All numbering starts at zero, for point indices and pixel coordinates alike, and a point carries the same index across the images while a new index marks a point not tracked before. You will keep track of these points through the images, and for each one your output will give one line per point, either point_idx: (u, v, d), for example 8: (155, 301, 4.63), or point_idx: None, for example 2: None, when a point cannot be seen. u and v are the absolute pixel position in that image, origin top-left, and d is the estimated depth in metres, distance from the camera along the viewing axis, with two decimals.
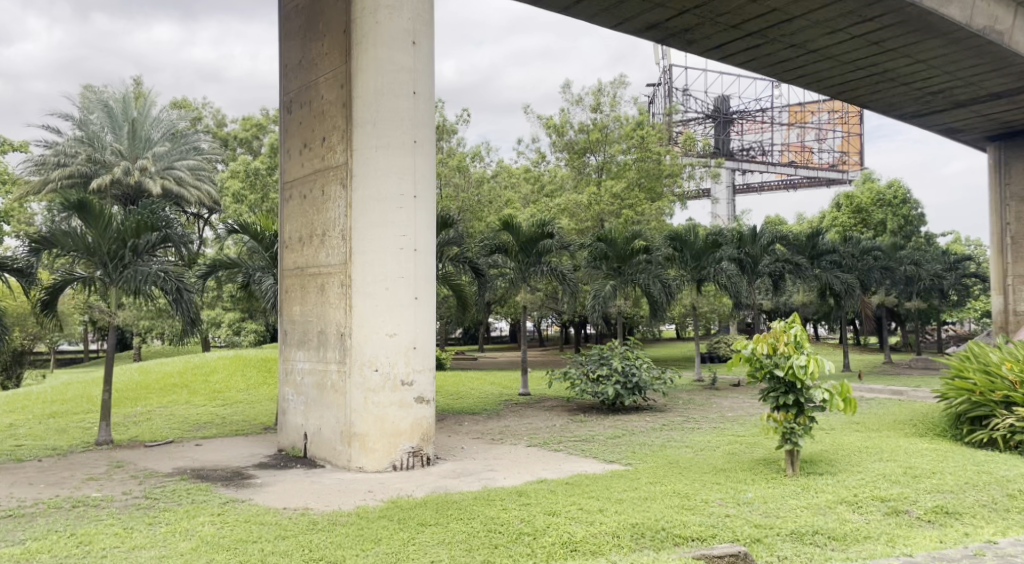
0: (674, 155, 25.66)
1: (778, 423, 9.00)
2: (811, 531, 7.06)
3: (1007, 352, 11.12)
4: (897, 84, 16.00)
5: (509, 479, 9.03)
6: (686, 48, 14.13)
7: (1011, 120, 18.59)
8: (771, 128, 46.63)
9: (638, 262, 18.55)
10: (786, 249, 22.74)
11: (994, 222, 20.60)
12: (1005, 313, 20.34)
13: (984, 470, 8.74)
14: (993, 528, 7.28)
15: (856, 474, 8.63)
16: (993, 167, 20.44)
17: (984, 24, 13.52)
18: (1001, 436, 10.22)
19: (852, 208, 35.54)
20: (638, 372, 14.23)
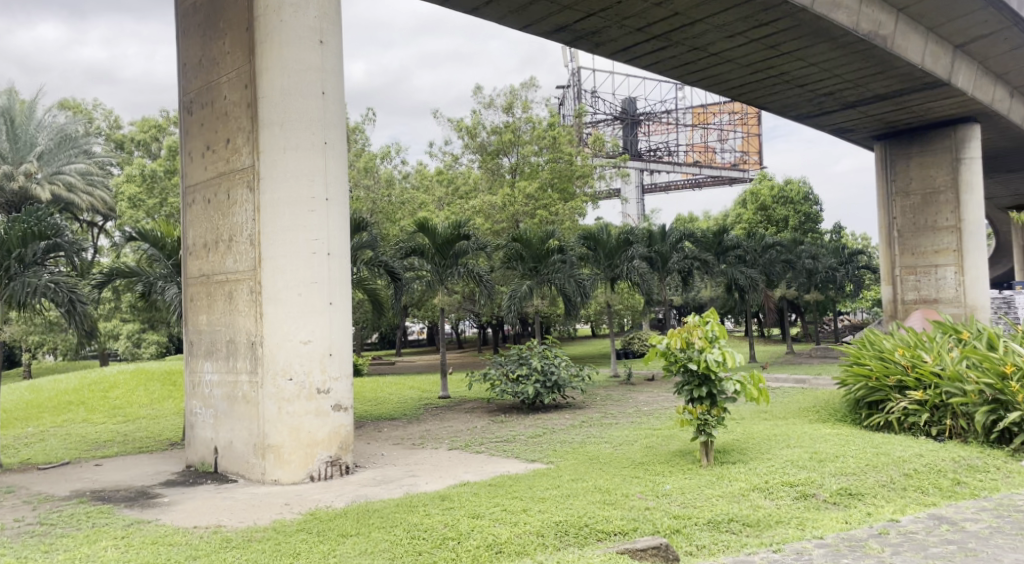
0: (584, 157, 25.90)
1: (693, 415, 9.04)
2: (728, 518, 7.11)
3: (898, 339, 11.68)
4: (792, 85, 16.52)
5: (431, 484, 8.81)
6: (594, 50, 14.21)
7: (897, 123, 19.41)
8: (676, 129, 48.06)
9: (553, 262, 18.51)
10: (694, 246, 23.25)
11: (882, 217, 20.83)
12: (893, 302, 20.75)
13: (884, 452, 9.00)
14: (894, 507, 7.49)
15: (767, 462, 8.78)
16: (881, 165, 20.88)
17: (869, 30, 14.08)
18: (895, 419, 10.59)
19: (757, 205, 36.59)
20: (557, 371, 14.25)
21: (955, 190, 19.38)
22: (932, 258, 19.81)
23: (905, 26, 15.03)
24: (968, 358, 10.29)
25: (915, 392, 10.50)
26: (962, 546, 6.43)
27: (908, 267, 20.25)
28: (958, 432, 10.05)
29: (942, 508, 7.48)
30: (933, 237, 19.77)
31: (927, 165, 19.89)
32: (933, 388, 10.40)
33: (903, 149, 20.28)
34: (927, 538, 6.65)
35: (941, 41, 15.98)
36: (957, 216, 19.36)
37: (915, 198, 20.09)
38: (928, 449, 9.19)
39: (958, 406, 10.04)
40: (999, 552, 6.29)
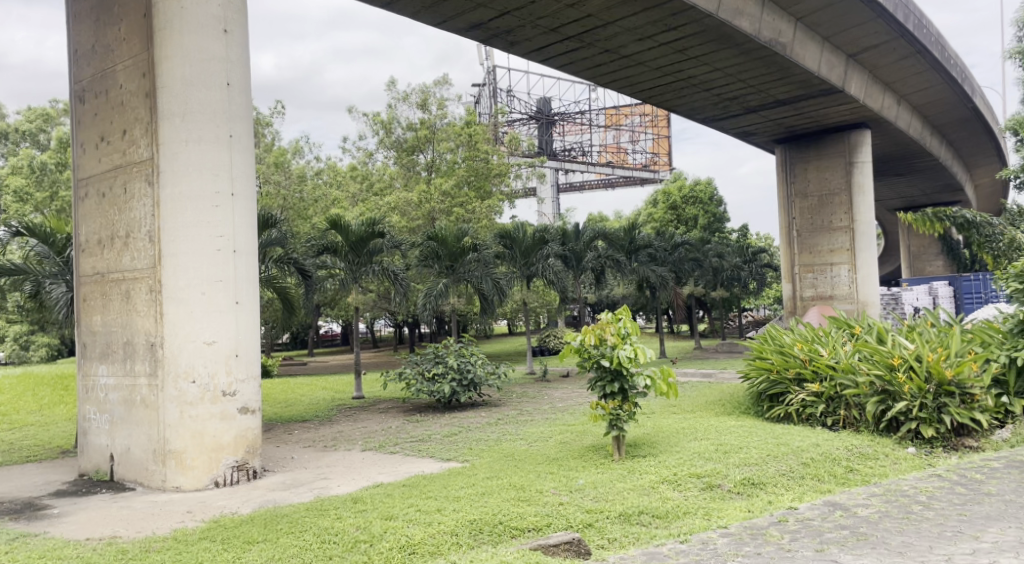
0: (501, 156, 25.91)
1: (605, 411, 9.13)
2: (638, 510, 7.20)
3: (797, 333, 12.11)
4: (700, 89, 16.91)
5: (343, 486, 8.62)
6: (509, 49, 14.18)
7: (797, 127, 20.13)
8: (590, 129, 48.65)
9: (469, 260, 18.47)
10: (607, 245, 23.58)
11: (782, 216, 21.52)
12: (792, 299, 21.38)
13: (783, 442, 9.27)
14: (793, 495, 7.74)
15: (676, 454, 8.94)
16: (781, 167, 21.59)
17: (770, 37, 14.54)
18: (795, 411, 10.93)
19: (668, 205, 37.44)
20: (473, 369, 14.19)
21: (849, 193, 20.28)
22: (828, 257, 20.61)
23: (804, 34, 15.58)
24: (860, 352, 10.78)
25: (812, 384, 10.89)
26: (854, 530, 6.48)
27: (807, 265, 21.01)
28: (851, 422, 10.43)
29: (836, 496, 7.60)
30: (829, 237, 20.60)
31: (823, 167, 20.69)
32: (828, 380, 10.83)
33: (801, 153, 21.06)
34: (822, 524, 6.71)
35: (836, 49, 16.60)
36: (850, 218, 20.29)
37: (813, 199, 20.88)
38: (824, 438, 9.54)
39: (851, 397, 10.44)
40: (888, 535, 6.34)
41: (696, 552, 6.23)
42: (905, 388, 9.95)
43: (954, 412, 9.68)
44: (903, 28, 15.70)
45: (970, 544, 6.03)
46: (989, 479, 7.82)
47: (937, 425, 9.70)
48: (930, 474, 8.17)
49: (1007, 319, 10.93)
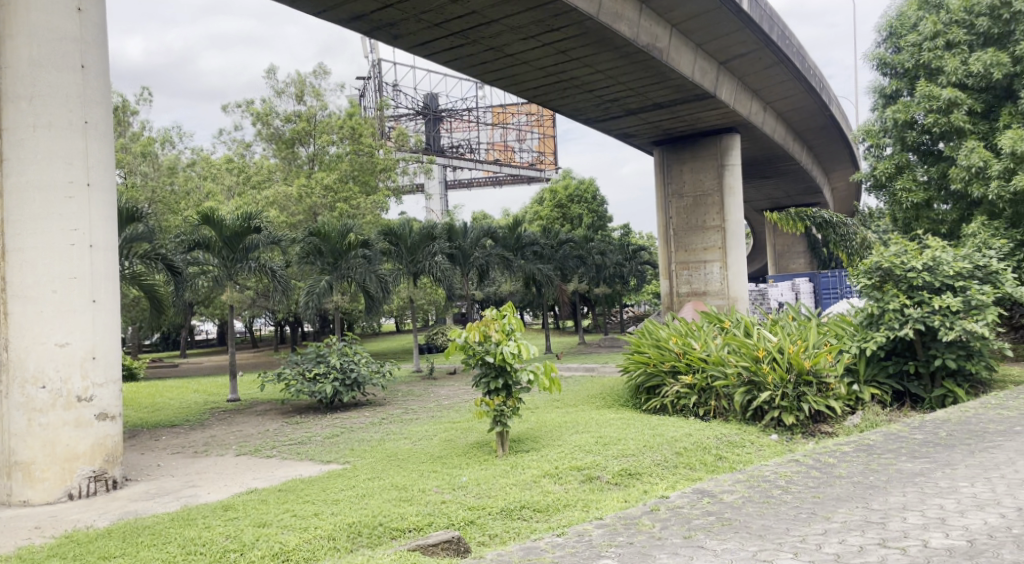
0: (387, 150, 25.57)
1: (490, 407, 9.07)
2: (519, 505, 7.18)
3: (673, 328, 12.46)
4: (583, 90, 17.15)
5: (213, 494, 8.24)
6: (392, 42, 13.92)
7: (675, 130, 20.73)
8: (477, 127, 48.73)
9: (353, 257, 18.06)
10: (494, 243, 23.60)
11: (660, 215, 22.13)
12: (670, 295, 22.03)
13: (659, 433, 9.49)
14: (666, 484, 7.93)
15: (557, 448, 8.99)
16: (658, 168, 22.18)
17: (648, 42, 14.89)
18: (670, 402, 11.25)
19: (554, 203, 37.89)
20: (356, 368, 13.87)
21: (720, 193, 21.04)
22: (702, 255, 21.35)
23: (679, 40, 16.05)
24: (729, 345, 11.19)
25: (686, 377, 11.22)
26: (720, 516, 6.66)
27: (683, 262, 21.69)
28: (720, 411, 10.83)
29: (705, 483, 7.78)
30: (703, 235, 21.33)
31: (697, 168, 21.37)
32: (700, 372, 11.20)
33: (677, 154, 21.71)
34: (691, 511, 6.85)
35: (708, 55, 17.19)
36: (722, 218, 21.08)
37: (688, 199, 21.55)
38: (695, 428, 9.83)
39: (721, 388, 10.84)
40: (750, 520, 6.54)
41: (571, 545, 6.24)
42: (769, 378, 10.39)
43: (812, 400, 10.19)
44: (769, 38, 16.47)
45: (822, 524, 6.28)
46: (840, 462, 8.13)
47: (797, 413, 10.19)
48: (788, 459, 8.39)
49: (858, 312, 11.67)
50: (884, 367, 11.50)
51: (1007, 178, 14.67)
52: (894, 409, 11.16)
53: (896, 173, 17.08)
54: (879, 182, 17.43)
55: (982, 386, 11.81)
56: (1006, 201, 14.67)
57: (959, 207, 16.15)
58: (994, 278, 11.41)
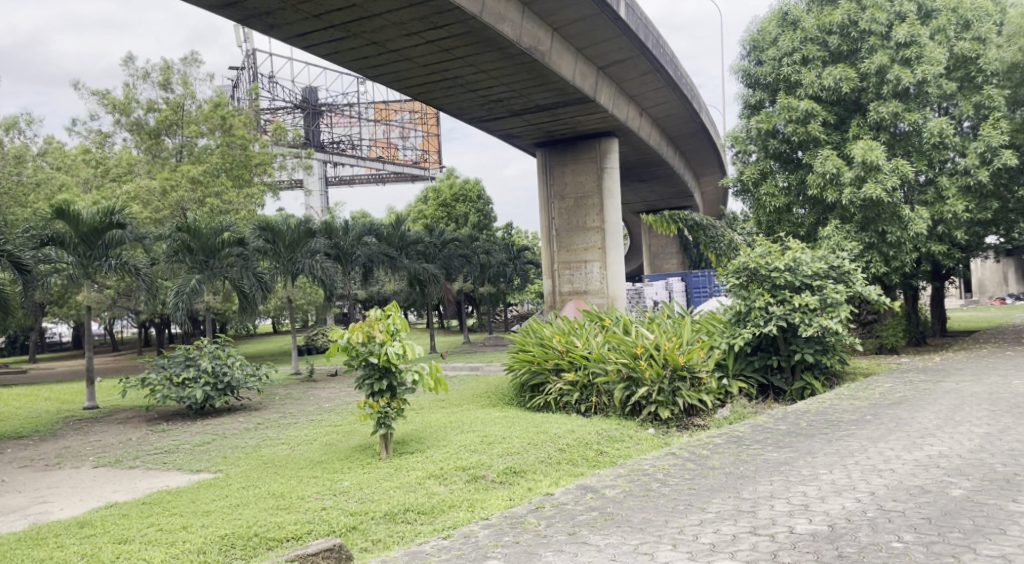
0: (263, 144, 24.75)
1: (373, 409, 8.76)
2: (403, 509, 6.93)
3: (556, 326, 12.48)
4: (466, 89, 16.98)
5: (67, 510, 7.59)
6: (268, 32, 13.31)
7: (556, 132, 20.88)
8: (358, 123, 47.74)
9: (225, 255, 17.23)
10: (377, 241, 23.13)
11: (542, 214, 22.23)
12: (552, 294, 22.17)
13: (542, 430, 9.44)
14: (550, 480, 7.86)
15: (442, 449, 8.78)
16: (540, 169, 22.22)
17: (530, 44, 14.88)
18: (553, 399, 11.26)
19: (438, 202, 37.55)
20: (230, 372, 13.20)
21: (600, 194, 21.37)
22: (583, 254, 21.62)
23: (561, 43, 16.13)
24: (610, 342, 11.29)
25: (570, 374, 11.26)
26: (603, 511, 6.63)
27: (565, 261, 21.88)
28: (601, 408, 10.92)
29: (588, 478, 7.75)
30: (584, 235, 21.60)
31: (578, 169, 21.58)
32: (582, 369, 11.26)
33: (559, 155, 21.85)
34: (574, 507, 6.80)
35: (588, 60, 17.38)
36: (601, 219, 21.43)
37: (570, 199, 21.75)
38: (577, 424, 9.85)
39: (602, 384, 10.92)
40: (631, 513, 6.54)
41: (458, 547, 6.05)
42: (646, 374, 10.54)
43: (685, 394, 10.41)
44: (644, 46, 16.91)
45: (698, 515, 6.35)
46: (713, 453, 8.30)
47: (672, 407, 10.38)
48: (666, 452, 8.49)
49: (726, 310, 12.10)
50: (750, 362, 11.94)
51: (858, 186, 15.47)
52: (759, 401, 11.59)
53: (760, 179, 17.64)
54: (745, 187, 17.98)
55: (836, 379, 12.51)
56: (857, 206, 15.50)
57: (816, 212, 16.96)
58: (847, 278, 12.14)
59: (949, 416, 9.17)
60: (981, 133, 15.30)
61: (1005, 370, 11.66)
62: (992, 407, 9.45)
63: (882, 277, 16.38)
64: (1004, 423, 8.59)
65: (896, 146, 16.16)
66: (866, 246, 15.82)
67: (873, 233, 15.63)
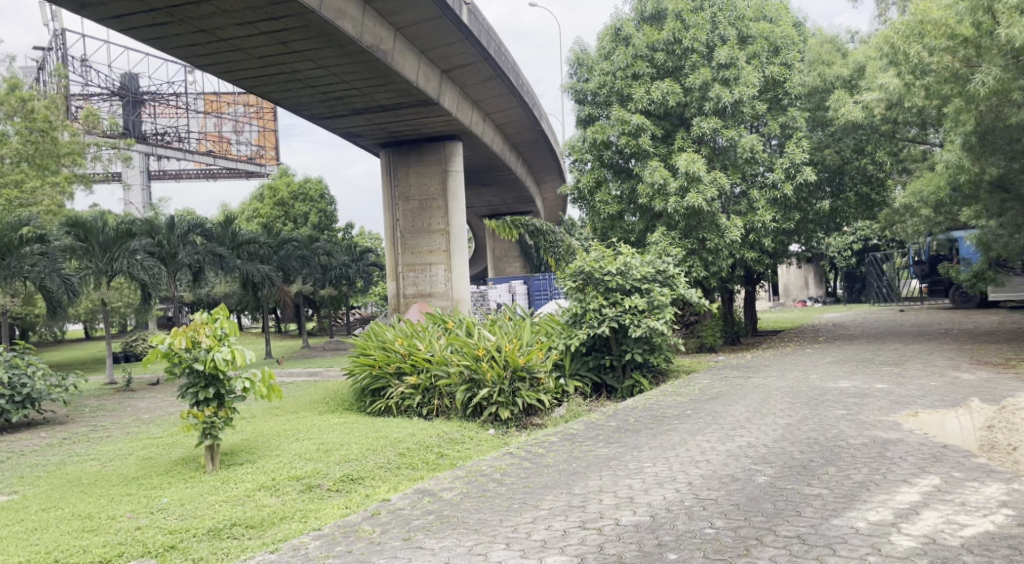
0: (72, 133, 23.36)
1: (198, 419, 8.32)
2: (230, 524, 6.64)
3: (399, 329, 12.42)
4: (304, 85, 16.52)
5: None
6: (82, 11, 12.39)
7: (398, 133, 20.72)
8: (186, 114, 45.26)
9: (25, 254, 15.82)
10: (206, 240, 22.03)
11: (386, 216, 21.93)
12: (395, 297, 21.96)
13: (383, 435, 9.35)
14: (388, 486, 7.76)
15: (275, 459, 8.50)
16: (384, 169, 21.91)
17: (371, 43, 14.68)
18: (394, 403, 11.17)
19: (274, 201, 36.35)
20: (30, 383, 12.15)
21: (444, 197, 21.42)
22: (427, 256, 21.57)
23: (403, 43, 16.01)
24: (452, 345, 11.35)
25: (411, 377, 11.22)
26: (439, 514, 6.64)
27: (409, 263, 21.73)
28: (442, 410, 10.94)
29: (426, 482, 7.73)
30: (428, 238, 21.55)
31: (423, 171, 21.49)
32: (425, 373, 11.25)
33: (403, 156, 21.62)
34: (410, 512, 6.78)
35: (431, 63, 17.42)
36: (446, 221, 21.48)
37: (414, 201, 21.63)
38: (418, 428, 9.82)
39: (443, 387, 10.96)
40: (466, 515, 6.59)
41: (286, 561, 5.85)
42: (488, 375, 10.66)
43: (525, 394, 10.63)
44: (485, 52, 17.36)
45: (531, 513, 6.49)
46: (547, 451, 8.52)
47: (512, 408, 10.54)
48: (503, 452, 8.63)
49: (563, 312, 12.46)
50: (585, 362, 12.33)
51: (682, 195, 16.35)
52: (593, 399, 12.00)
53: (595, 187, 18.28)
54: (582, 195, 18.59)
55: (662, 377, 13.17)
56: (680, 214, 16.35)
57: (645, 219, 17.75)
58: (671, 282, 12.81)
59: (757, 409, 9.88)
60: (786, 150, 16.67)
61: (805, 366, 12.73)
62: (794, 399, 10.28)
63: (703, 281, 17.40)
64: (803, 414, 9.35)
65: (715, 160, 17.25)
66: (689, 252, 16.78)
67: (695, 239, 16.60)
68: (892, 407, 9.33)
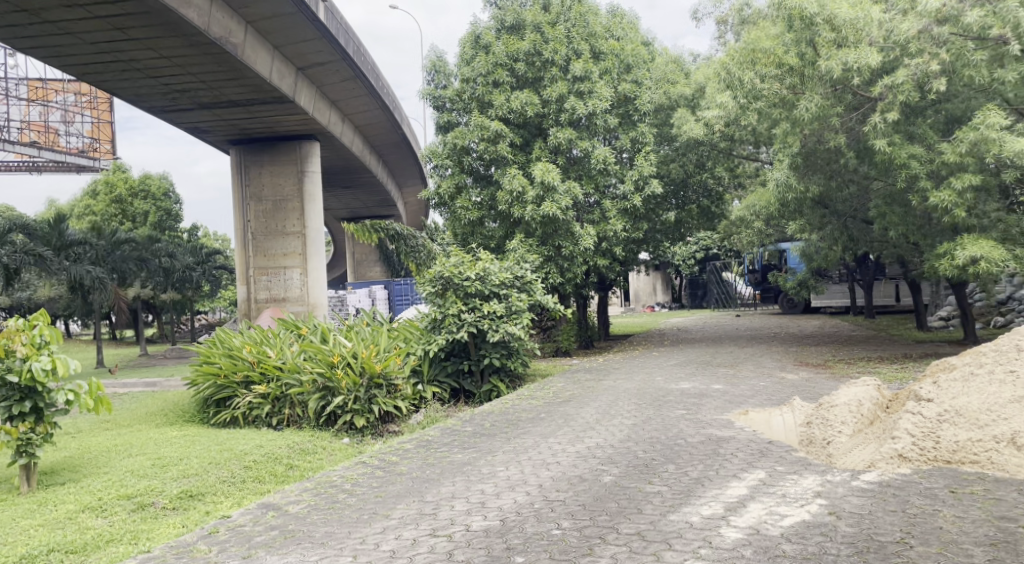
0: None
1: (12, 436, 7.71)
2: (47, 550, 6.19)
3: (248, 336, 12.04)
4: (145, 75, 15.66)
5: None
6: None
7: (251, 130, 20.01)
8: (5, 102, 41.74)
9: None
10: (28, 239, 20.38)
11: (237, 218, 21.10)
12: (246, 302, 21.16)
13: (227, 447, 9.02)
14: (231, 501, 7.46)
15: (102, 476, 8.01)
16: (235, 168, 21.07)
17: (219, 35, 14.11)
18: (241, 414, 10.79)
19: (111, 198, 34.18)
20: None
21: (300, 198, 20.87)
22: (280, 260, 20.92)
23: (255, 38, 15.49)
24: (305, 352, 11.09)
25: (259, 386, 10.89)
26: (282, 529, 6.47)
27: (261, 267, 20.98)
28: (294, 419, 10.65)
29: (271, 495, 7.50)
30: (282, 240, 20.91)
31: (277, 172, 20.86)
32: (275, 381, 10.94)
33: (257, 156, 20.90)
34: (251, 528, 6.55)
35: (286, 60, 16.97)
36: (301, 223, 20.91)
37: (268, 203, 20.93)
38: (267, 439, 9.52)
39: (295, 396, 10.67)
40: (312, 529, 6.45)
41: None
42: (343, 383, 10.46)
43: (381, 401, 10.51)
44: (345, 52, 17.15)
45: (381, 523, 6.44)
46: (402, 459, 8.48)
47: (368, 415, 10.39)
48: (357, 461, 8.50)
49: (422, 318, 12.42)
50: (443, 368, 12.33)
51: (538, 203, 16.68)
52: (451, 405, 12.02)
53: (455, 194, 18.31)
54: (442, 201, 18.55)
55: (519, 381, 13.37)
56: (537, 222, 16.65)
57: (505, 226, 17.95)
58: (529, 288, 13.01)
59: (606, 411, 10.23)
60: (636, 163, 17.41)
61: (651, 368, 13.32)
62: (640, 400, 10.72)
63: (558, 288, 17.81)
64: (647, 415, 9.77)
65: (571, 170, 17.70)
66: (546, 258, 17.12)
67: (551, 246, 16.99)
68: (726, 406, 9.91)
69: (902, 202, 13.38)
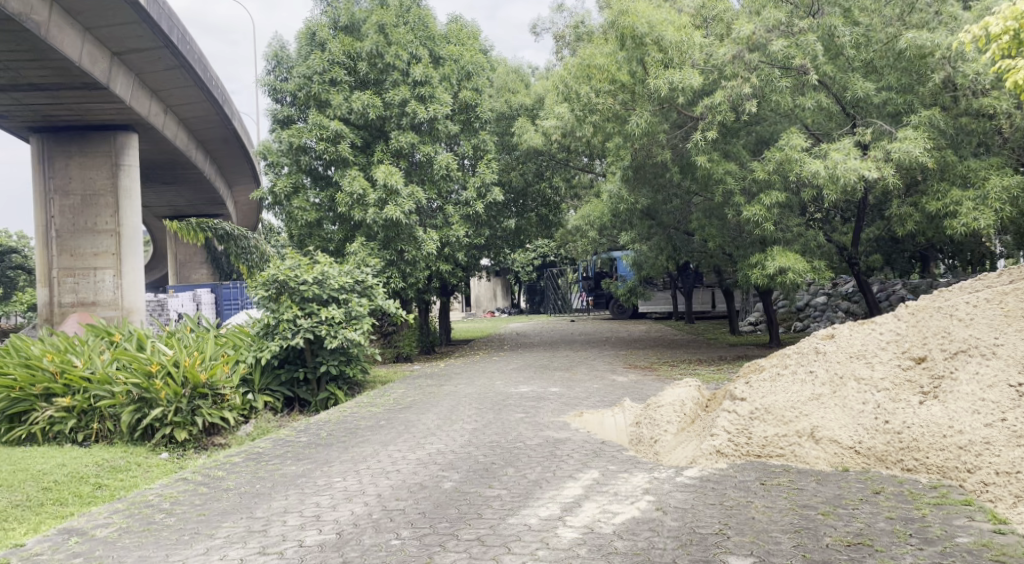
0: None
1: None
2: None
3: (48, 344, 11.24)
4: None
5: None
6: None
7: (57, 118, 18.58)
8: None
9: None
10: None
11: (38, 214, 19.46)
12: (48, 306, 19.56)
13: (21, 468, 8.42)
14: (26, 527, 6.95)
15: None
16: (36, 160, 19.44)
17: (17, 10, 13.17)
18: (40, 429, 10.07)
19: None
20: None
21: (114, 195, 19.59)
22: (90, 261, 19.50)
23: (61, 17, 14.50)
24: (118, 361, 10.50)
25: (61, 400, 10.21)
26: (87, 556, 6.12)
27: (66, 268, 19.46)
28: (104, 434, 10.04)
29: (73, 519, 7.06)
30: (93, 239, 19.52)
31: (87, 166, 19.48)
32: (81, 393, 10.28)
33: (64, 148, 19.36)
34: (51, 556, 6.15)
35: (98, 45, 15.94)
36: (115, 221, 19.61)
37: (75, 198, 19.45)
38: (71, 457, 8.94)
39: (106, 408, 10.07)
40: (124, 553, 6.16)
41: None
42: (162, 394, 9.94)
43: (205, 412, 10.11)
44: (167, 39, 16.33)
45: (204, 543, 6.25)
46: (228, 474, 8.23)
47: (190, 428, 9.96)
48: (177, 478, 8.15)
49: (254, 323, 12.06)
50: (277, 376, 12.04)
51: (380, 207, 16.63)
52: (284, 414, 11.76)
53: (292, 193, 17.81)
54: (277, 200, 17.90)
55: (357, 388, 13.28)
56: (379, 225, 16.58)
57: (344, 229, 17.72)
58: (370, 292, 12.93)
59: (446, 416, 10.39)
60: (478, 170, 17.74)
61: (490, 373, 13.62)
62: (480, 405, 10.96)
63: (400, 293, 17.78)
64: (487, 419, 10.02)
65: (413, 174, 17.75)
66: (387, 263, 17.05)
67: (393, 250, 16.97)
68: (562, 408, 10.33)
69: (720, 215, 14.55)
